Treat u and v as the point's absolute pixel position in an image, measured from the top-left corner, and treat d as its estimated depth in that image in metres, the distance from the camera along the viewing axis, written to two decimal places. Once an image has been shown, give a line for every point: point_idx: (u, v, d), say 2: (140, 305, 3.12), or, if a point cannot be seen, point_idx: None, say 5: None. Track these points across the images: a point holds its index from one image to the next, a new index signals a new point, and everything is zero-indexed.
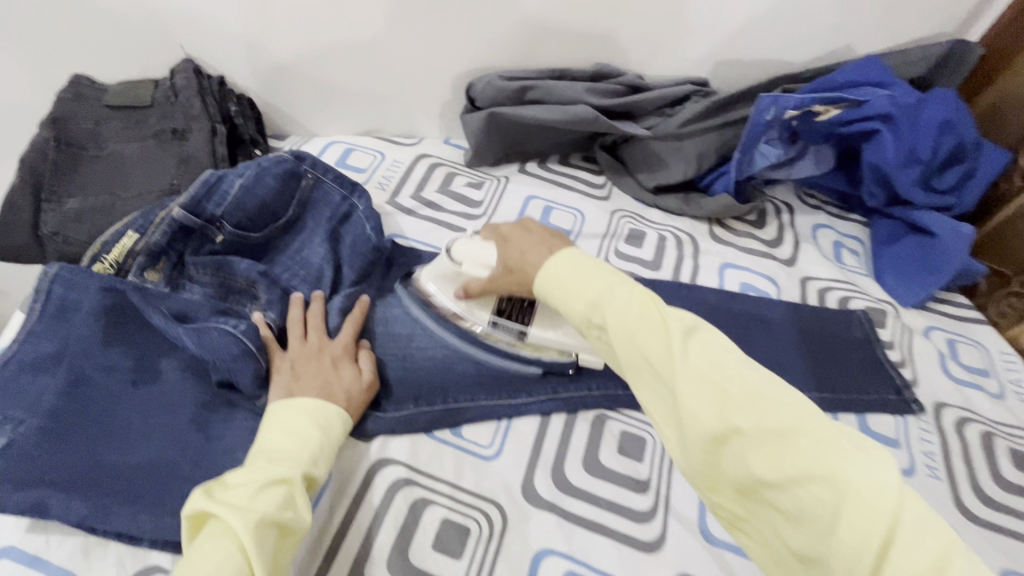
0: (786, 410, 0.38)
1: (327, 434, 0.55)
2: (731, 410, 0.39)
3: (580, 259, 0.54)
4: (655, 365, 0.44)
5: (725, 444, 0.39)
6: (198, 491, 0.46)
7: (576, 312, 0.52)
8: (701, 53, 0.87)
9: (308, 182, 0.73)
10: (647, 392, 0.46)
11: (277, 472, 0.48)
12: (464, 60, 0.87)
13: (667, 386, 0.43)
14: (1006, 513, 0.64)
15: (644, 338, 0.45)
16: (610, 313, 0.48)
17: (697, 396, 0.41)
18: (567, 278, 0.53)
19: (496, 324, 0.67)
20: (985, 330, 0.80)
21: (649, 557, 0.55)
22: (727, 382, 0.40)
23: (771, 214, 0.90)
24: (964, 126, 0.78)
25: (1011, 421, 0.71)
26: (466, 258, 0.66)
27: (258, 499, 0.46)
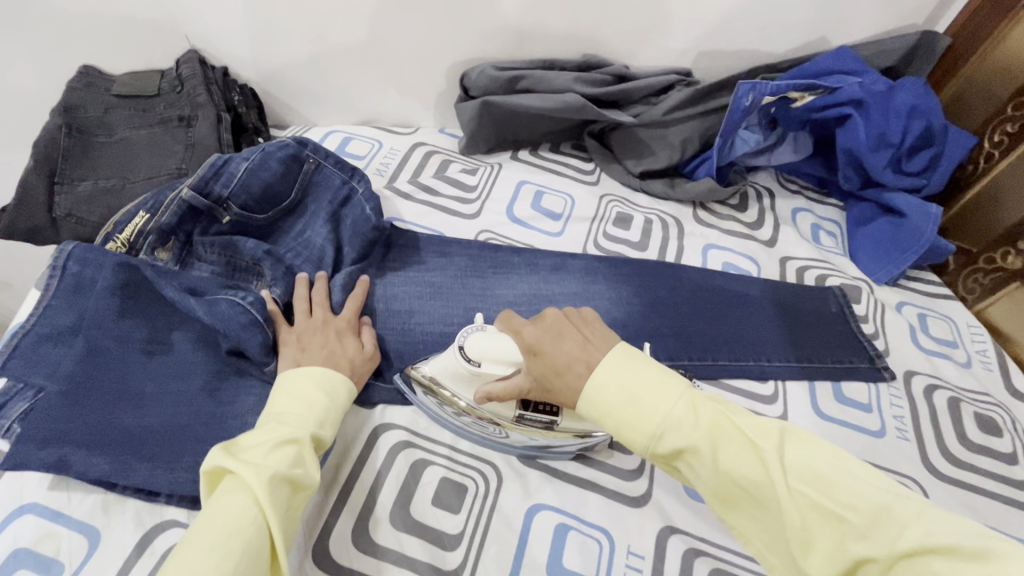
0: (908, 524, 0.36)
1: (333, 399, 0.57)
2: (852, 538, 0.38)
3: (625, 372, 0.48)
4: (755, 496, 0.43)
5: (854, 573, 0.38)
6: (213, 449, 0.48)
7: (644, 443, 0.46)
8: (685, 44, 0.91)
9: (310, 167, 0.76)
10: (749, 520, 0.44)
11: (287, 433, 0.51)
12: (459, 52, 0.90)
13: (770, 513, 0.42)
14: (969, 470, 0.68)
15: (733, 467, 0.43)
16: (684, 442, 0.45)
17: (812, 528, 0.40)
18: (620, 400, 0.47)
19: (521, 419, 0.59)
20: (954, 305, 0.85)
21: (636, 511, 0.59)
22: (838, 506, 0.39)
23: (753, 198, 0.95)
24: (931, 110, 0.82)
25: (976, 388, 0.76)
26: (483, 359, 0.56)
27: (271, 457, 0.48)
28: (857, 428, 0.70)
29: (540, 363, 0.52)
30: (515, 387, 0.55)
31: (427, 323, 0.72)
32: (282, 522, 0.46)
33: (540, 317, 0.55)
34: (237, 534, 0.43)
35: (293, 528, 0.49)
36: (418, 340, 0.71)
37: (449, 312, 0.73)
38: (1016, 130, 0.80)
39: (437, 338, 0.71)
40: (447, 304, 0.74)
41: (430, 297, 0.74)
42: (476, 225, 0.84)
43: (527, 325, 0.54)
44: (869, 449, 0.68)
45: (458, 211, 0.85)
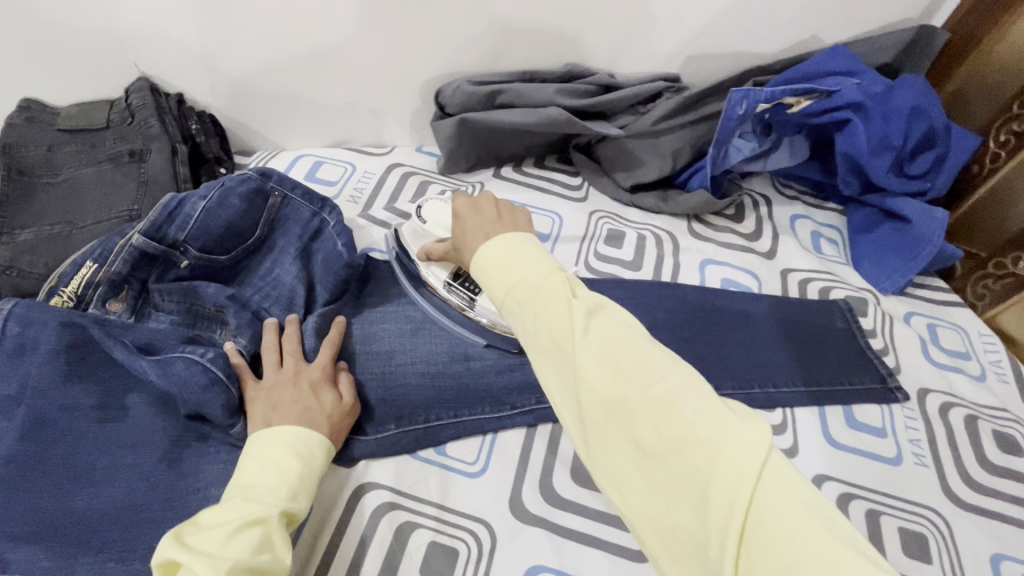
0: (674, 380, 0.37)
1: (308, 466, 0.53)
2: (625, 383, 0.38)
3: (509, 237, 0.47)
4: (559, 345, 0.41)
5: (619, 415, 0.38)
6: (167, 539, 0.43)
7: (492, 292, 0.46)
8: (671, 49, 0.86)
9: (276, 201, 0.71)
10: (550, 370, 0.42)
11: (253, 512, 0.46)
12: (433, 65, 0.85)
13: (567, 359, 0.40)
14: (993, 496, 0.64)
15: (550, 315, 0.41)
16: (520, 294, 0.43)
17: (591, 370, 0.39)
18: (492, 255, 0.46)
19: (448, 286, 0.67)
20: (965, 313, 0.81)
21: (643, 567, 0.54)
22: (623, 357, 0.39)
23: (749, 208, 0.90)
24: (933, 112, 0.78)
25: (994, 403, 0.72)
26: (432, 220, 0.70)
27: (233, 543, 0.43)
28: (872, 455, 0.66)
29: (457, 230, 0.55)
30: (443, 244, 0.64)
31: (409, 363, 0.66)
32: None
33: (478, 195, 0.56)
34: None
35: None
36: (399, 384, 0.65)
37: (432, 348, 0.68)
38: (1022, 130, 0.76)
39: (420, 380, 0.65)
40: (431, 340, 0.68)
41: (412, 334, 0.69)
42: None
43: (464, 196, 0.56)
44: (885, 478, 0.64)
45: None
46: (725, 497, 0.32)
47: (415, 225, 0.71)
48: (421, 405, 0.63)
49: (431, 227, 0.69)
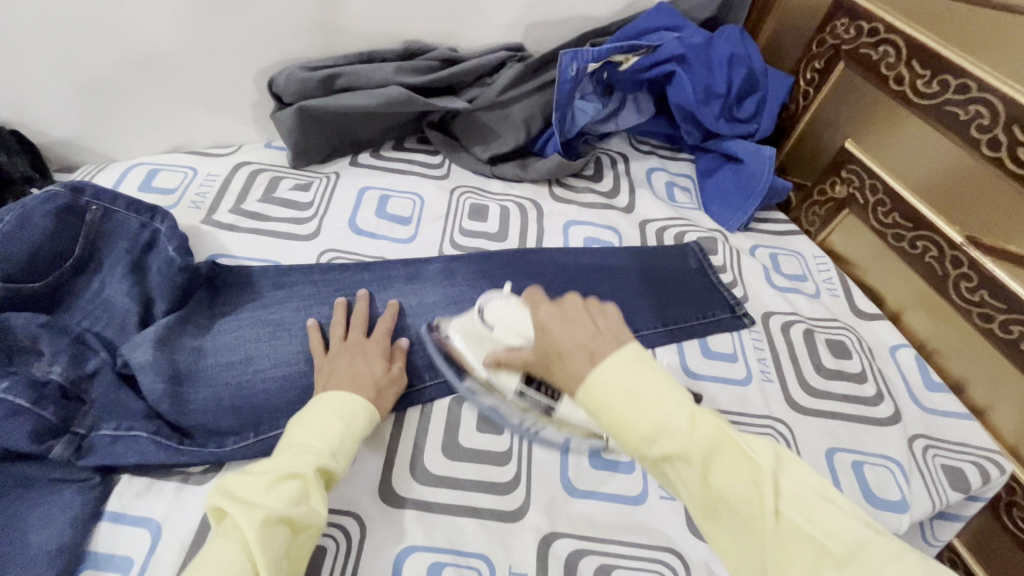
0: (881, 557, 0.37)
1: (350, 427, 0.54)
2: (829, 564, 0.37)
3: (641, 376, 0.42)
4: (740, 512, 0.40)
5: None
6: (218, 485, 0.47)
7: (639, 448, 0.42)
8: (508, 19, 0.87)
9: (96, 216, 0.65)
10: (730, 533, 0.41)
11: (293, 465, 0.48)
12: (262, 52, 0.80)
13: (753, 529, 0.40)
14: (830, 398, 0.71)
15: (725, 480, 0.41)
16: (679, 455, 0.41)
17: (787, 546, 0.38)
18: (623, 401, 0.42)
19: (521, 393, 0.60)
20: (802, 240, 0.88)
21: (515, 525, 0.56)
22: (820, 532, 0.38)
23: (607, 165, 0.94)
24: (748, 57, 0.86)
25: (826, 316, 0.79)
26: (499, 323, 0.62)
27: (272, 494, 0.46)
28: (726, 381, 0.71)
29: (545, 349, 0.48)
30: (517, 353, 0.56)
31: (269, 368, 0.63)
32: (275, 570, 0.42)
33: (562, 300, 0.49)
34: None
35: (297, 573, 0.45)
36: (258, 392, 0.61)
37: (293, 349, 0.65)
38: (822, 66, 0.83)
39: (282, 383, 0.62)
40: (293, 341, 0.65)
41: (270, 336, 0.65)
42: (318, 245, 0.76)
43: (547, 304, 0.49)
44: (738, 399, 0.69)
45: (293, 234, 0.77)
46: None
47: (477, 329, 0.63)
48: (283, 407, 0.61)
49: (496, 334, 0.62)
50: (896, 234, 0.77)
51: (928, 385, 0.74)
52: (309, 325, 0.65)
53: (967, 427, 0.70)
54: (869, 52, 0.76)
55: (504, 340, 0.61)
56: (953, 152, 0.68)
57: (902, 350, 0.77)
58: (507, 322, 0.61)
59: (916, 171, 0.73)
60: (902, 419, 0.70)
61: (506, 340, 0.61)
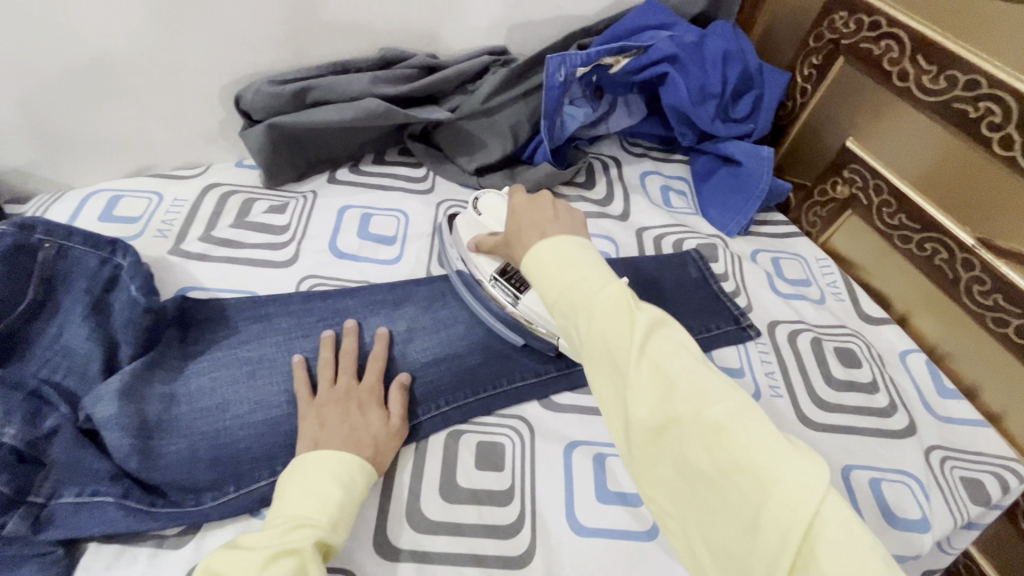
0: (725, 402, 0.37)
1: (349, 493, 0.50)
2: (675, 400, 0.38)
3: (568, 243, 0.48)
4: (612, 352, 0.41)
5: (669, 434, 0.38)
6: (206, 566, 0.42)
7: (551, 290, 0.46)
8: (489, 21, 0.82)
9: (49, 253, 0.59)
10: (601, 376, 0.43)
11: (291, 541, 0.44)
12: (228, 65, 0.75)
13: (617, 366, 0.41)
14: (843, 411, 0.68)
15: (606, 321, 0.42)
16: (578, 299, 0.44)
17: (641, 383, 0.39)
18: (547, 257, 0.48)
19: (494, 281, 0.67)
20: (803, 242, 0.85)
21: (522, 571, 0.53)
22: (677, 375, 0.39)
23: (599, 170, 0.90)
24: (743, 55, 0.82)
25: (833, 322, 0.76)
26: (489, 213, 0.69)
27: (266, 574, 0.41)
28: None
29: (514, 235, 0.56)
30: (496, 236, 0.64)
31: (248, 413, 0.58)
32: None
33: (536, 195, 0.59)
34: None
35: None
36: (237, 440, 0.56)
37: (274, 390, 0.60)
38: (820, 62, 0.80)
39: (263, 428, 0.58)
40: (273, 380, 0.61)
41: (249, 377, 0.61)
42: (297, 272, 0.71)
43: (523, 197, 0.59)
44: None
45: (269, 260, 0.72)
46: (784, 531, 0.33)
47: (471, 217, 0.70)
48: (265, 456, 0.56)
49: (486, 221, 0.69)
50: (902, 236, 0.74)
51: (942, 392, 0.71)
52: (293, 363, 0.61)
53: (983, 434, 0.68)
54: (869, 47, 0.73)
55: (488, 226, 0.69)
56: (940, 137, 0.67)
57: (912, 355, 0.74)
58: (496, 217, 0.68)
59: (915, 166, 0.71)
60: (916, 429, 0.67)
61: (490, 229, 0.68)
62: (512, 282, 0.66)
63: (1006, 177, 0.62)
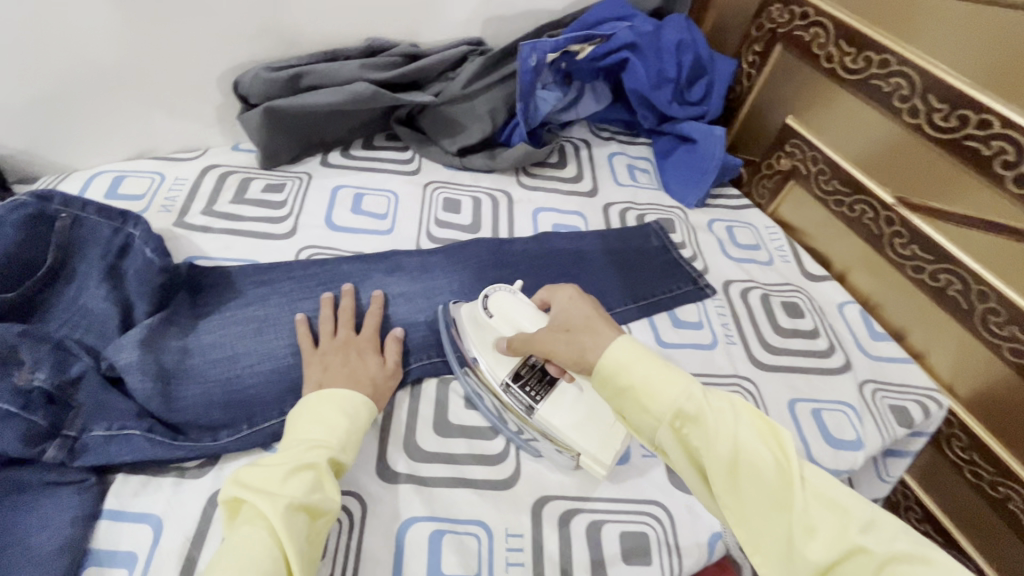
0: (891, 531, 0.42)
1: (355, 421, 0.56)
2: (851, 529, 0.42)
3: (660, 358, 0.52)
4: (769, 480, 0.45)
5: (849, 563, 0.41)
6: (236, 478, 0.50)
7: (664, 406, 0.48)
8: (466, 14, 0.90)
9: (65, 223, 0.64)
10: (752, 503, 0.45)
11: (306, 457, 0.51)
12: (224, 54, 0.81)
13: (780, 495, 0.44)
14: (788, 354, 0.77)
15: (751, 446, 0.46)
16: (712, 421, 0.47)
17: (814, 515, 0.43)
18: (645, 377, 0.50)
19: (506, 387, 0.63)
20: (754, 212, 0.95)
21: (509, 490, 0.60)
22: (840, 504, 0.43)
23: (571, 152, 0.98)
24: (695, 43, 0.91)
25: (779, 280, 0.86)
26: (500, 313, 0.65)
27: (288, 484, 0.48)
28: (694, 346, 0.76)
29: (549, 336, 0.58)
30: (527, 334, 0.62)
31: (257, 363, 0.64)
32: (300, 550, 0.46)
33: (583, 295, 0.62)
34: (253, 568, 0.43)
35: (317, 556, 0.48)
36: (247, 386, 0.62)
37: (280, 344, 0.66)
38: (761, 49, 0.90)
39: (271, 377, 0.63)
40: (279, 335, 0.66)
41: (256, 333, 0.66)
42: (295, 243, 0.77)
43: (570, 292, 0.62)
44: (705, 361, 0.74)
45: (269, 233, 0.77)
46: None
47: (479, 315, 0.67)
48: (274, 399, 0.62)
49: (499, 324, 0.65)
50: (837, 201, 0.84)
51: (873, 335, 0.81)
52: (296, 321, 0.67)
53: (908, 370, 0.78)
54: (801, 34, 0.83)
55: (499, 329, 0.65)
56: (884, 124, 0.75)
57: (848, 306, 0.84)
58: (508, 317, 0.65)
59: (851, 143, 0.80)
60: (852, 367, 0.76)
61: (501, 332, 0.65)
62: (528, 387, 0.63)
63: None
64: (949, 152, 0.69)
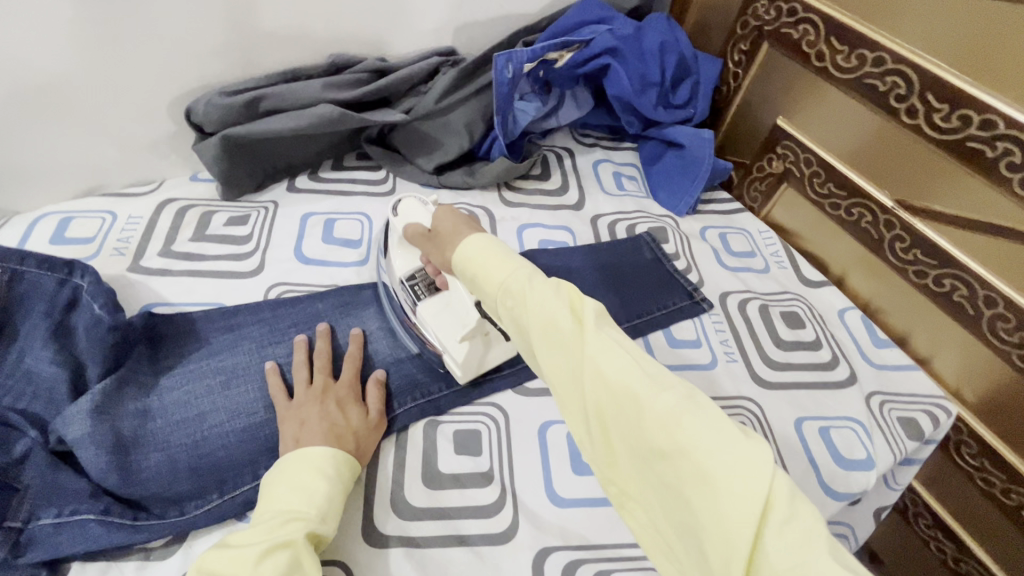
0: (674, 387, 0.40)
1: (335, 485, 0.52)
2: (632, 379, 0.40)
3: (500, 244, 0.52)
4: (567, 336, 0.44)
5: (626, 408, 0.40)
6: (201, 565, 0.45)
7: (494, 283, 0.49)
8: (436, 23, 0.85)
9: (3, 280, 0.58)
10: (554, 361, 0.45)
11: (282, 535, 0.46)
12: (175, 78, 0.74)
13: (574, 348, 0.43)
14: (793, 368, 0.73)
15: (561, 312, 0.44)
16: (524, 287, 0.47)
17: (602, 370, 0.42)
18: (483, 261, 0.51)
19: (402, 284, 0.67)
20: (747, 217, 0.91)
21: (508, 546, 0.55)
22: (631, 359, 0.42)
23: (554, 162, 0.93)
24: (678, 44, 0.87)
25: (777, 289, 0.82)
26: (406, 215, 0.68)
27: (261, 567, 0.43)
28: (694, 367, 0.72)
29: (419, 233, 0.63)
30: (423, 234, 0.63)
31: (226, 421, 0.58)
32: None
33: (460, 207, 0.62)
34: None
35: None
36: (215, 449, 0.57)
37: (250, 397, 0.60)
38: (748, 48, 0.86)
39: (241, 435, 0.58)
40: (249, 388, 0.61)
41: (224, 387, 0.61)
42: (264, 280, 0.72)
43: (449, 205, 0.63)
44: (707, 383, 0.71)
45: (235, 271, 0.72)
46: (742, 508, 0.34)
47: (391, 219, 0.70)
48: (246, 462, 0.57)
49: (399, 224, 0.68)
50: (832, 203, 0.80)
51: (876, 342, 0.78)
52: (266, 369, 0.62)
53: (914, 377, 0.75)
54: (790, 32, 0.79)
55: (400, 229, 0.68)
56: (881, 125, 0.72)
57: (849, 312, 0.81)
58: (410, 221, 0.67)
59: (847, 145, 0.76)
60: (858, 379, 0.73)
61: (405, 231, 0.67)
62: (415, 288, 0.66)
63: (968, 177, 0.65)
64: (950, 155, 0.65)
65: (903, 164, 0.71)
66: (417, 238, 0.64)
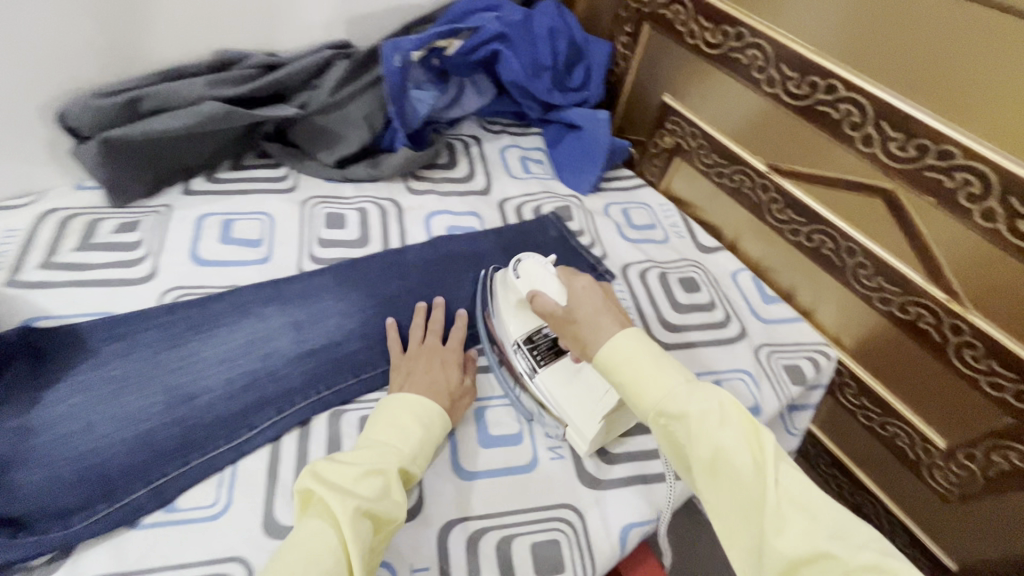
0: (864, 545, 0.42)
1: (429, 431, 0.57)
2: (821, 537, 0.42)
3: (660, 355, 0.53)
4: (741, 474, 0.46)
5: (811, 564, 0.42)
6: (310, 469, 0.50)
7: (650, 401, 0.50)
8: (324, 18, 0.85)
9: None
10: (721, 492, 0.47)
11: (380, 462, 0.51)
12: (43, 80, 0.70)
13: (748, 488, 0.45)
14: (689, 329, 0.78)
15: (734, 449, 0.46)
16: (689, 411, 0.48)
17: (785, 518, 0.44)
18: (644, 368, 0.52)
19: (517, 347, 0.67)
20: (648, 192, 0.96)
21: (414, 521, 0.57)
22: (814, 508, 0.44)
23: (460, 150, 0.95)
24: (566, 29, 0.92)
25: (674, 257, 0.87)
26: (527, 278, 0.66)
27: (361, 485, 0.49)
28: None
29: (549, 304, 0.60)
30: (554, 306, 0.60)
31: (115, 430, 0.57)
32: (365, 559, 0.45)
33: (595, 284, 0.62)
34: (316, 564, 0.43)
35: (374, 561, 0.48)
36: (102, 460, 0.55)
37: (142, 404, 0.59)
38: (631, 29, 0.90)
39: (133, 442, 0.57)
40: (141, 396, 0.60)
41: (115, 395, 0.59)
42: (158, 285, 0.70)
43: (584, 280, 0.62)
44: None
45: (124, 278, 0.69)
46: None
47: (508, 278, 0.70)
48: (137, 469, 0.55)
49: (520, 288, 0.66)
50: (718, 172, 0.86)
51: (765, 299, 0.84)
52: (387, 322, 0.70)
53: (798, 328, 0.81)
54: (664, 11, 0.84)
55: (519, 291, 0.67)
56: (750, 97, 0.77)
57: (741, 274, 0.86)
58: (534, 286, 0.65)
59: (726, 117, 0.81)
60: (747, 334, 0.79)
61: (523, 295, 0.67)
62: (535, 354, 0.66)
63: (847, 155, 0.69)
64: (808, 119, 0.71)
65: (789, 150, 0.76)
66: (541, 313, 0.60)
